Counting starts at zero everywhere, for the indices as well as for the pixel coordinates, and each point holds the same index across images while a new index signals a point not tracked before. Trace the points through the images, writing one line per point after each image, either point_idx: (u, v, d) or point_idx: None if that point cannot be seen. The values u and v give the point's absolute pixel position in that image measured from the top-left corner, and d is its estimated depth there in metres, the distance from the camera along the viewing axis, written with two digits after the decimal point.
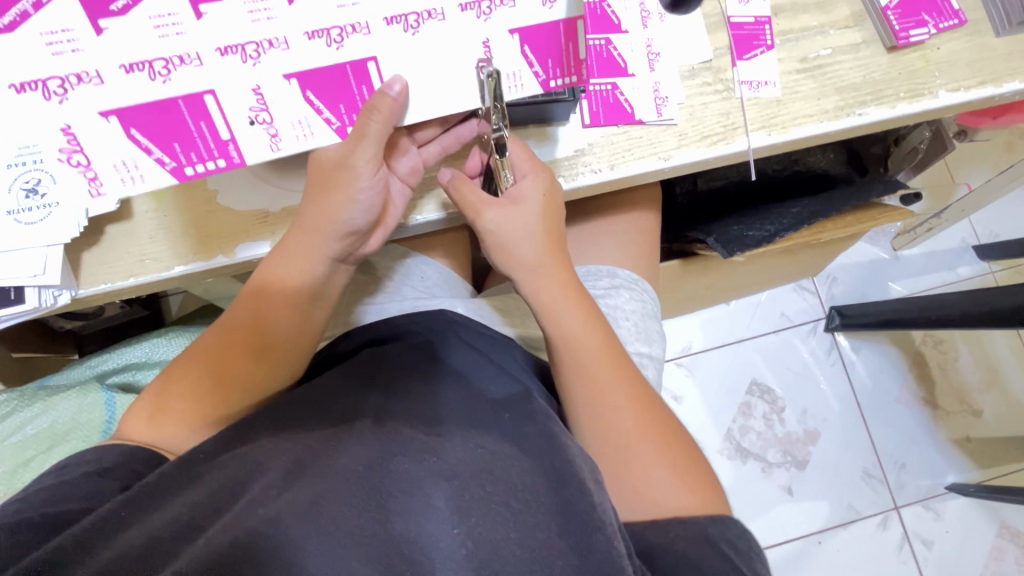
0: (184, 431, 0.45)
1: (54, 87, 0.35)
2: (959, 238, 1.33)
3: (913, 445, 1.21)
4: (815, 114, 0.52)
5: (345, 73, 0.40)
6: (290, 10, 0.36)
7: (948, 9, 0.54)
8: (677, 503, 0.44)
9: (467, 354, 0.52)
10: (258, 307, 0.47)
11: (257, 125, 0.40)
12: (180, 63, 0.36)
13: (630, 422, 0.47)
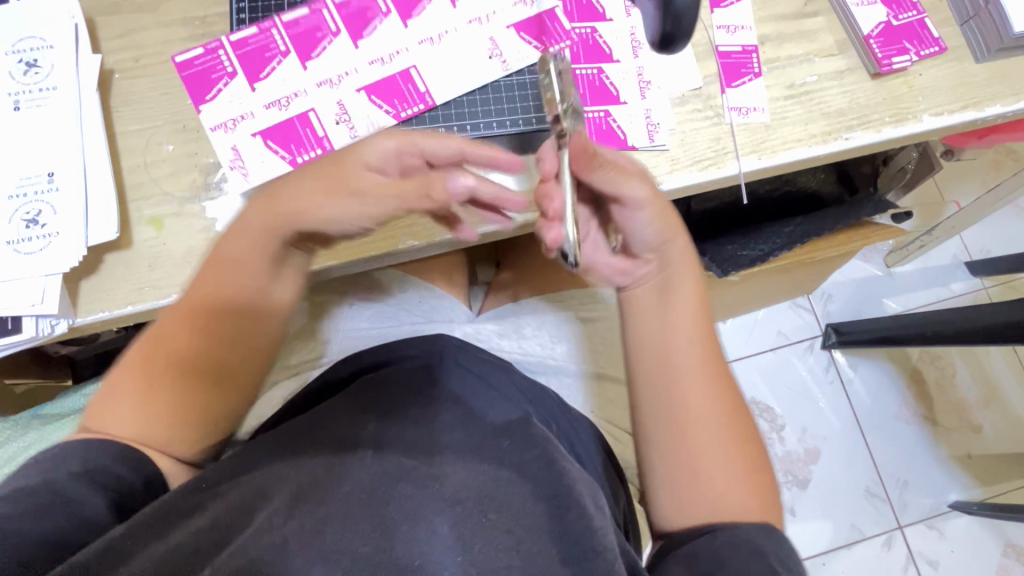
0: (166, 428, 0.43)
1: (227, 122, 0.49)
2: (951, 255, 1.34)
3: (915, 463, 1.20)
4: (803, 138, 0.53)
5: (395, 81, 0.51)
6: (357, 52, 0.51)
7: (928, 38, 0.55)
8: (738, 507, 0.43)
9: (466, 378, 0.53)
10: (224, 284, 0.44)
11: (340, 124, 0.50)
12: (293, 98, 0.50)
13: (716, 413, 0.45)
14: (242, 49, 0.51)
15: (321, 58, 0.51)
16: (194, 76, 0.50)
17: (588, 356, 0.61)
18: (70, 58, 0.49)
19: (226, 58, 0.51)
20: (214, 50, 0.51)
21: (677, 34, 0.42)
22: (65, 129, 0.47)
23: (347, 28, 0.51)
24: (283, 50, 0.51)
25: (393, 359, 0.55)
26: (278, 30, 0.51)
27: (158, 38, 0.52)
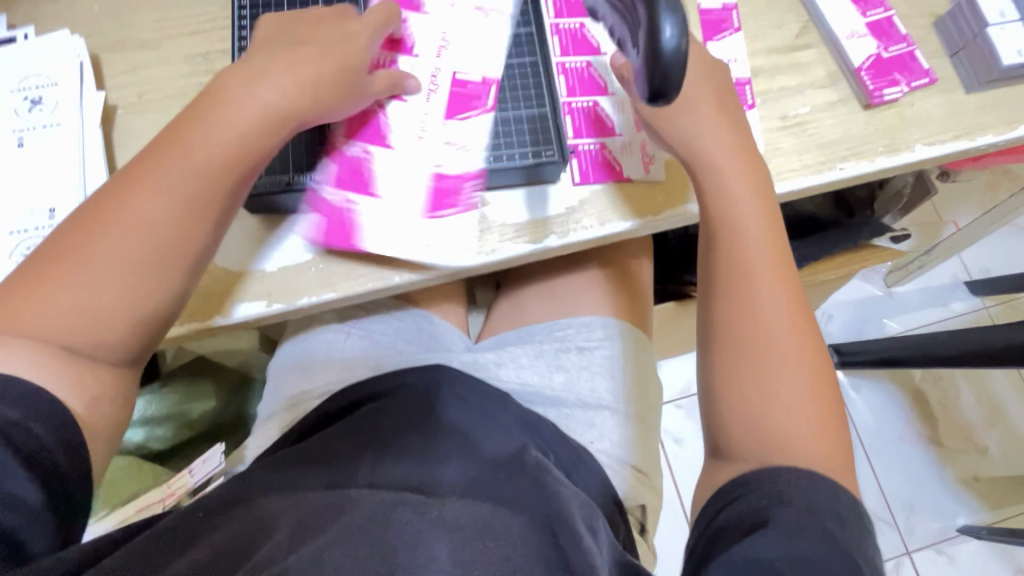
0: (93, 299, 0.38)
1: (348, 209, 0.49)
2: (950, 274, 1.35)
3: (921, 486, 1.19)
4: (798, 168, 0.53)
5: (467, 92, 0.51)
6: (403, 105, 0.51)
7: (918, 69, 0.56)
8: (805, 450, 0.40)
9: (461, 410, 0.53)
10: (163, 156, 0.41)
11: (455, 150, 0.51)
12: (406, 178, 0.50)
13: (781, 312, 0.43)
14: (339, 185, 0.49)
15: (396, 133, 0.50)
16: (332, 229, 0.49)
17: (591, 386, 0.59)
18: (74, 95, 0.50)
19: (333, 198, 0.49)
20: (322, 206, 0.49)
21: (668, 77, 0.36)
22: (67, 163, 0.48)
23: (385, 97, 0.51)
24: (363, 154, 0.50)
25: (392, 388, 0.55)
26: (347, 152, 0.50)
27: (162, 74, 0.53)
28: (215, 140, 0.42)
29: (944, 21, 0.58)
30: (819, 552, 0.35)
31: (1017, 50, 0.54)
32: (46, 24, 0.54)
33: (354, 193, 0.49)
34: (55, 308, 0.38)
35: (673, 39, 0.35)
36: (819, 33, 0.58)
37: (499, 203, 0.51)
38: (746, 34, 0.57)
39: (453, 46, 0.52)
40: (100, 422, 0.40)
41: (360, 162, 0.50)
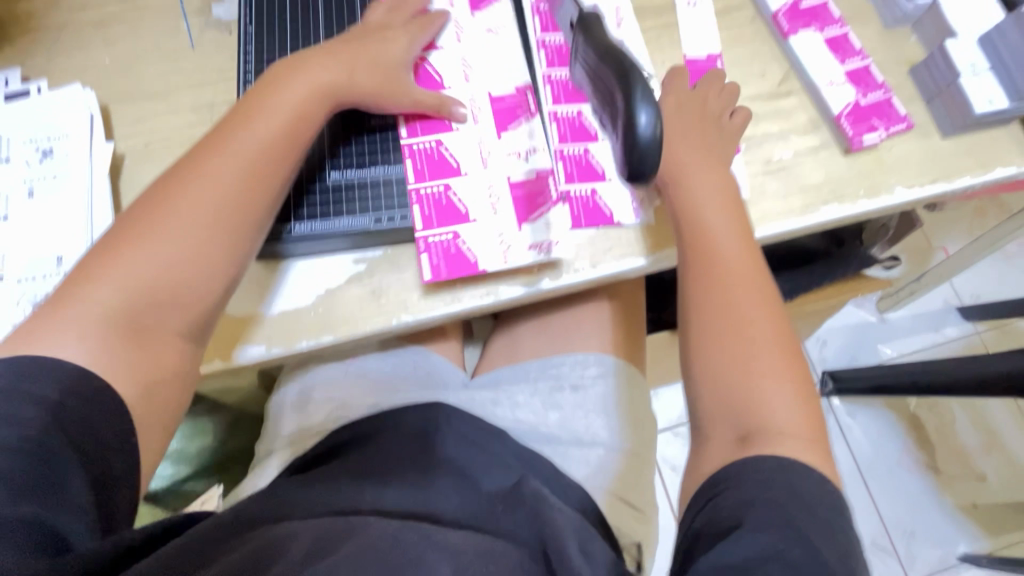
0: (164, 254, 0.43)
1: (455, 242, 0.50)
2: (942, 299, 1.36)
3: (920, 513, 1.19)
4: (783, 211, 0.55)
5: (510, 104, 0.54)
6: (454, 136, 0.53)
7: (896, 115, 0.59)
8: (777, 407, 0.44)
9: (461, 445, 0.55)
10: (229, 133, 0.47)
11: (517, 156, 0.53)
12: (490, 204, 0.51)
13: (759, 319, 0.47)
14: (433, 223, 0.51)
15: (462, 163, 0.52)
16: (450, 260, 0.50)
17: (587, 423, 0.60)
18: (83, 146, 0.52)
19: (438, 237, 0.51)
20: (430, 246, 0.50)
21: (644, 161, 0.39)
22: (75, 212, 0.50)
23: (437, 133, 0.53)
24: (442, 189, 0.51)
25: (392, 426, 0.56)
26: (423, 192, 0.51)
27: (169, 124, 0.55)
28: (267, 122, 0.47)
29: (918, 69, 0.60)
30: (782, 544, 0.37)
31: (988, 98, 0.56)
32: (60, 78, 0.56)
33: (453, 224, 0.51)
34: (129, 274, 0.42)
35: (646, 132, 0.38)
36: (799, 81, 0.60)
37: None
38: (730, 82, 0.60)
39: (476, 68, 0.55)
40: (158, 406, 0.43)
41: (436, 196, 0.51)
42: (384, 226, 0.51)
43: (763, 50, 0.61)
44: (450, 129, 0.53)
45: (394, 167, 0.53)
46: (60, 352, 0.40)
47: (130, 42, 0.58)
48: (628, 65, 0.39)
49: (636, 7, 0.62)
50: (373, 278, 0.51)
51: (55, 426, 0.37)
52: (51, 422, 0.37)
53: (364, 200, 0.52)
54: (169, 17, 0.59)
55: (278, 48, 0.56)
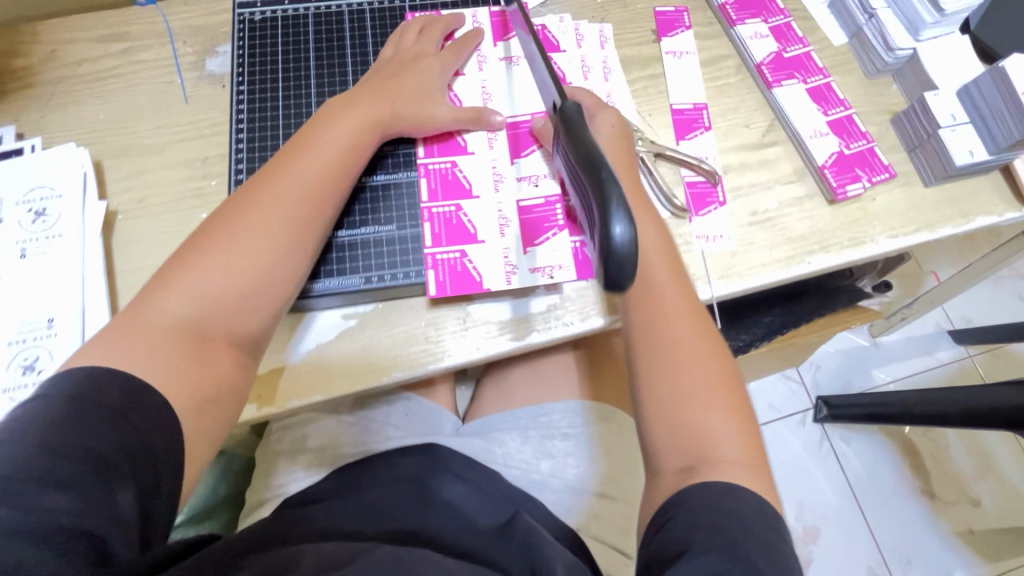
0: (223, 278, 0.44)
1: (465, 262, 0.53)
2: (933, 323, 1.37)
3: (916, 540, 1.19)
4: (768, 262, 0.56)
5: (524, 131, 0.58)
6: (468, 161, 0.56)
7: (879, 165, 0.60)
8: (715, 430, 0.46)
9: (455, 485, 0.58)
10: (284, 164, 0.49)
11: (528, 181, 0.56)
12: (503, 226, 0.54)
13: (697, 363, 0.48)
14: (443, 241, 0.53)
15: (475, 186, 0.55)
16: (456, 280, 0.52)
17: (578, 473, 0.61)
18: (76, 206, 0.52)
19: (446, 254, 0.53)
20: (437, 262, 0.53)
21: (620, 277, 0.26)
22: (68, 272, 0.50)
23: (453, 155, 0.56)
24: (453, 209, 0.55)
25: (386, 477, 0.58)
26: (435, 210, 0.54)
27: (161, 179, 0.56)
28: (325, 147, 0.50)
29: (900, 119, 0.61)
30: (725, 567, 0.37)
31: (968, 150, 0.57)
32: (55, 134, 0.57)
33: (461, 243, 0.53)
34: (195, 288, 0.44)
35: (625, 235, 0.25)
36: (784, 130, 0.62)
37: (486, 303, 0.53)
38: (716, 132, 0.61)
39: (496, 96, 0.59)
40: (210, 424, 0.43)
41: (448, 219, 0.54)
42: (375, 286, 0.52)
43: (748, 100, 0.63)
44: (466, 153, 0.56)
45: (410, 195, 0.55)
46: (126, 362, 0.40)
47: (124, 97, 0.59)
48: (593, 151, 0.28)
49: (623, 59, 0.64)
50: (364, 334, 0.52)
51: (116, 439, 0.36)
52: (114, 435, 0.36)
53: (355, 260, 0.52)
54: (163, 71, 0.60)
55: (270, 107, 0.57)
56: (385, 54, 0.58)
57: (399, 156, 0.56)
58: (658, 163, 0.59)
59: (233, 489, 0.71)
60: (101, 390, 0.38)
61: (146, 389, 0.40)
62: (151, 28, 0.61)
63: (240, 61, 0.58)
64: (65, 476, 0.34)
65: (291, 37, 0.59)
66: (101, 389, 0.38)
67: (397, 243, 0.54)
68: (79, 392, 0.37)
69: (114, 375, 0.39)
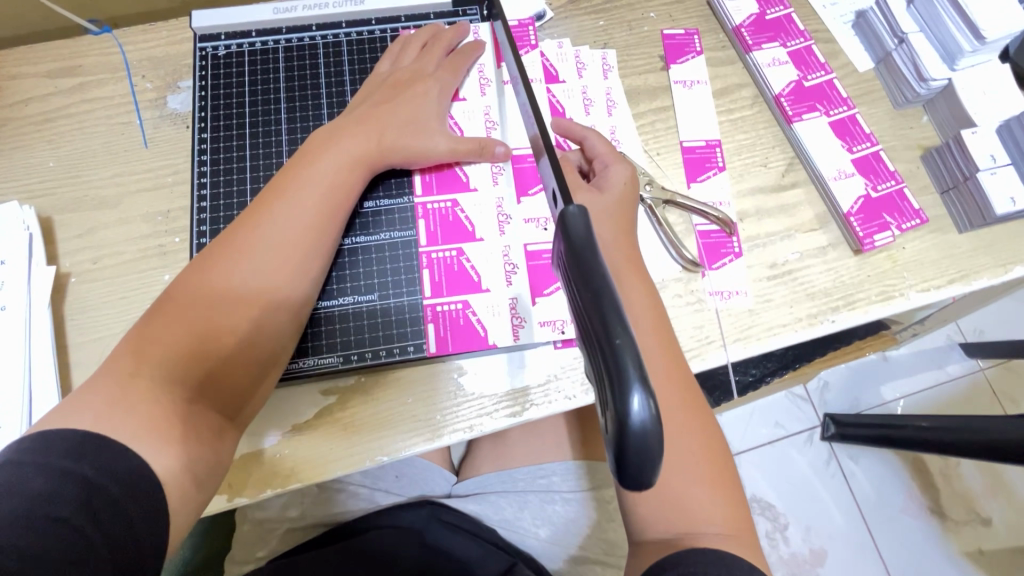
0: (205, 340, 0.37)
1: (467, 314, 0.48)
2: (945, 335, 1.20)
3: (928, 564, 1.04)
4: (788, 322, 0.51)
5: (529, 166, 0.52)
6: (469, 199, 0.50)
7: (909, 209, 0.54)
8: (698, 499, 0.41)
9: (455, 534, 0.56)
10: (267, 204, 0.42)
11: (534, 224, 0.50)
12: (508, 273, 0.49)
13: (691, 454, 0.42)
14: (443, 291, 0.49)
15: (477, 227, 0.50)
16: (456, 338, 0.48)
17: (576, 539, 0.57)
18: (23, 271, 0.47)
19: (447, 306, 0.48)
20: (438, 316, 0.48)
21: (649, 457, 0.21)
22: (11, 350, 0.45)
23: (453, 192, 0.51)
24: (454, 254, 0.49)
25: (382, 524, 0.56)
26: (434, 256, 0.49)
27: (118, 236, 0.50)
28: (316, 183, 0.43)
29: (933, 158, 0.56)
30: None
31: (1011, 197, 0.52)
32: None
33: (462, 293, 0.49)
34: (170, 351, 0.36)
35: (646, 416, 0.21)
36: (805, 170, 0.56)
37: (482, 370, 0.48)
38: (730, 173, 0.56)
39: (498, 125, 0.53)
40: (195, 496, 0.36)
41: (450, 267, 0.49)
42: (356, 366, 0.47)
43: (765, 136, 0.57)
44: (467, 189, 0.51)
45: (403, 239, 0.50)
46: (89, 432, 0.32)
47: (75, 142, 0.53)
48: (603, 288, 0.23)
49: (628, 89, 0.58)
50: (346, 413, 0.47)
51: (82, 508, 0.30)
52: (82, 503, 0.30)
53: (332, 337, 0.47)
54: (119, 111, 0.54)
55: (237, 156, 0.51)
56: (371, 80, 0.52)
57: (378, 206, 0.50)
58: (667, 209, 0.54)
59: (218, 546, 0.67)
60: (73, 456, 0.31)
61: (123, 456, 0.32)
62: (105, 61, 0.55)
63: (202, 104, 0.52)
64: (26, 552, 0.27)
65: (258, 75, 0.53)
66: (73, 455, 0.31)
67: (378, 315, 0.48)
68: (45, 459, 0.30)
69: (86, 441, 0.32)
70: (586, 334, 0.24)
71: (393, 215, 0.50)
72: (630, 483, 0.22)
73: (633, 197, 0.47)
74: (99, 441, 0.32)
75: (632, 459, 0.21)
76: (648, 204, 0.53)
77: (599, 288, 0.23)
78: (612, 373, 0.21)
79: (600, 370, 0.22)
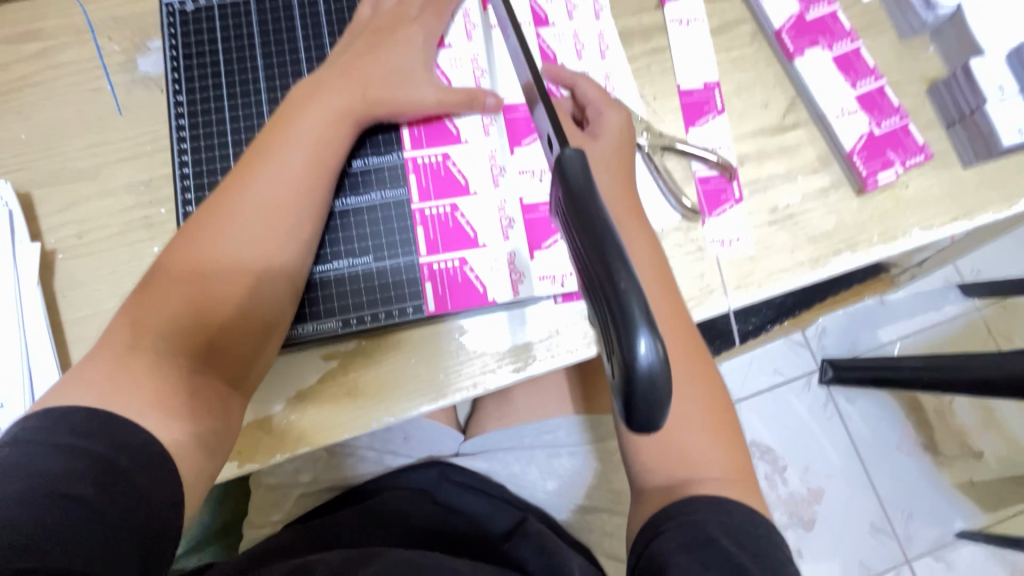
0: (198, 309, 0.37)
1: (465, 271, 0.47)
2: (942, 276, 1.20)
3: (920, 496, 1.08)
4: (790, 266, 0.51)
5: (521, 115, 0.50)
6: (460, 151, 0.49)
7: (913, 145, 0.53)
8: (700, 447, 0.41)
9: (464, 492, 0.57)
10: (250, 168, 0.40)
11: (531, 175, 0.49)
12: (505, 227, 0.48)
13: (692, 403, 0.42)
14: (438, 248, 0.47)
15: (471, 181, 0.48)
16: (455, 295, 0.47)
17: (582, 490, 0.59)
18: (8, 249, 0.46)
19: (444, 263, 0.47)
20: (435, 274, 0.47)
21: (658, 398, 0.21)
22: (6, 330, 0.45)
23: (444, 144, 0.49)
24: (448, 210, 0.48)
25: (393, 485, 0.57)
26: (428, 213, 0.48)
27: (101, 209, 0.49)
28: (298, 141, 0.41)
29: (939, 90, 0.54)
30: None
31: (1017, 128, 0.51)
32: None
33: (458, 249, 0.47)
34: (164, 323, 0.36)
35: (653, 358, 0.20)
36: (806, 110, 0.54)
37: (481, 328, 0.48)
38: (730, 115, 0.54)
39: (486, 73, 0.51)
40: (204, 468, 0.36)
41: (446, 225, 0.48)
42: (356, 330, 0.46)
43: (765, 75, 0.55)
44: (458, 141, 0.49)
45: (395, 197, 0.48)
46: (89, 406, 0.32)
47: (43, 112, 0.50)
48: (603, 232, 0.22)
49: (621, 31, 0.55)
50: (349, 378, 0.46)
51: (95, 485, 0.30)
52: (94, 479, 0.30)
53: (330, 302, 0.46)
54: (88, 76, 0.51)
55: (215, 118, 0.49)
56: (351, 29, 0.49)
57: (367, 165, 0.48)
58: (666, 156, 0.52)
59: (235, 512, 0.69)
60: (80, 434, 0.31)
61: (129, 432, 0.32)
62: (68, 23, 0.52)
63: (175, 64, 0.50)
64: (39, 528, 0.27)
65: (231, 30, 0.50)
66: (80, 434, 0.31)
67: (375, 278, 0.47)
68: (50, 438, 0.30)
69: (89, 419, 0.32)
70: (588, 280, 0.23)
71: (383, 173, 0.48)
72: (643, 424, 0.22)
73: (630, 143, 0.45)
74: (103, 419, 0.32)
75: (646, 402, 0.21)
76: (646, 151, 0.51)
77: (598, 231, 0.22)
78: (617, 316, 0.21)
79: (605, 315, 0.22)
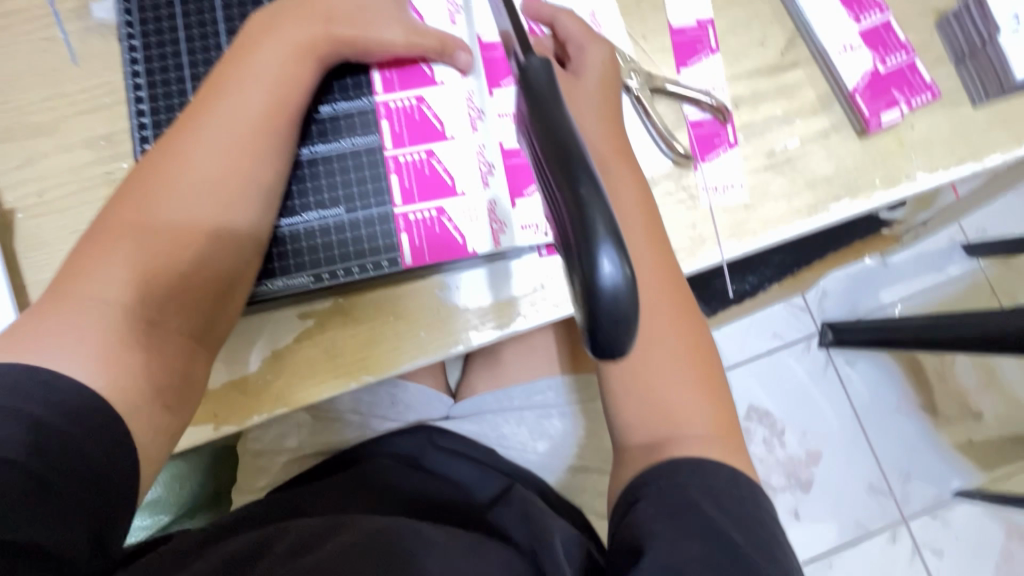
0: (154, 257, 0.35)
1: (443, 220, 0.45)
2: (947, 235, 1.17)
3: (918, 455, 1.08)
4: (787, 213, 0.48)
5: (497, 55, 0.47)
6: (434, 94, 0.46)
7: (920, 83, 0.49)
8: (687, 401, 0.39)
9: (451, 458, 0.56)
10: (206, 108, 0.38)
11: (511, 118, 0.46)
12: (484, 174, 0.45)
13: (680, 355, 0.40)
14: (414, 197, 0.45)
15: (447, 126, 0.46)
16: (433, 246, 0.44)
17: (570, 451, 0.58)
18: None
19: (421, 213, 0.45)
20: (411, 224, 0.45)
21: (622, 318, 0.19)
22: None
23: (417, 87, 0.46)
24: (423, 156, 0.45)
25: (380, 450, 0.56)
26: (401, 160, 0.45)
27: (58, 165, 0.46)
28: (257, 79, 0.39)
29: (949, 24, 0.50)
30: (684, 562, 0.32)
31: None
32: None
33: (435, 199, 0.45)
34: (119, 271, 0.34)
35: (615, 275, 0.19)
36: (806, 47, 0.51)
37: (461, 283, 0.46)
38: (724, 55, 0.50)
39: (462, 11, 0.47)
40: (163, 429, 0.34)
41: (421, 173, 0.45)
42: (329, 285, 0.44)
43: (762, 11, 0.51)
44: (432, 84, 0.46)
45: (366, 145, 0.45)
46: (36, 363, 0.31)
47: None
48: (564, 141, 0.20)
49: None
50: (325, 336, 0.45)
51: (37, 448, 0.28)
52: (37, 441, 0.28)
53: (300, 256, 0.44)
54: (39, 24, 0.48)
55: (173, 64, 0.46)
56: None
57: (336, 110, 0.45)
58: (656, 99, 0.49)
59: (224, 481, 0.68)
60: (21, 395, 0.29)
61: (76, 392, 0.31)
62: None
63: (128, 7, 0.46)
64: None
65: None
66: (20, 394, 0.29)
67: (347, 230, 0.44)
68: None
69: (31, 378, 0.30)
70: (550, 196, 0.21)
71: (353, 119, 0.45)
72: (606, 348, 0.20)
73: (614, 81, 0.42)
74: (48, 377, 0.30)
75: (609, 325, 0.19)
76: (635, 93, 0.48)
77: (559, 140, 0.20)
78: (578, 230, 0.19)
79: (566, 231, 0.20)
